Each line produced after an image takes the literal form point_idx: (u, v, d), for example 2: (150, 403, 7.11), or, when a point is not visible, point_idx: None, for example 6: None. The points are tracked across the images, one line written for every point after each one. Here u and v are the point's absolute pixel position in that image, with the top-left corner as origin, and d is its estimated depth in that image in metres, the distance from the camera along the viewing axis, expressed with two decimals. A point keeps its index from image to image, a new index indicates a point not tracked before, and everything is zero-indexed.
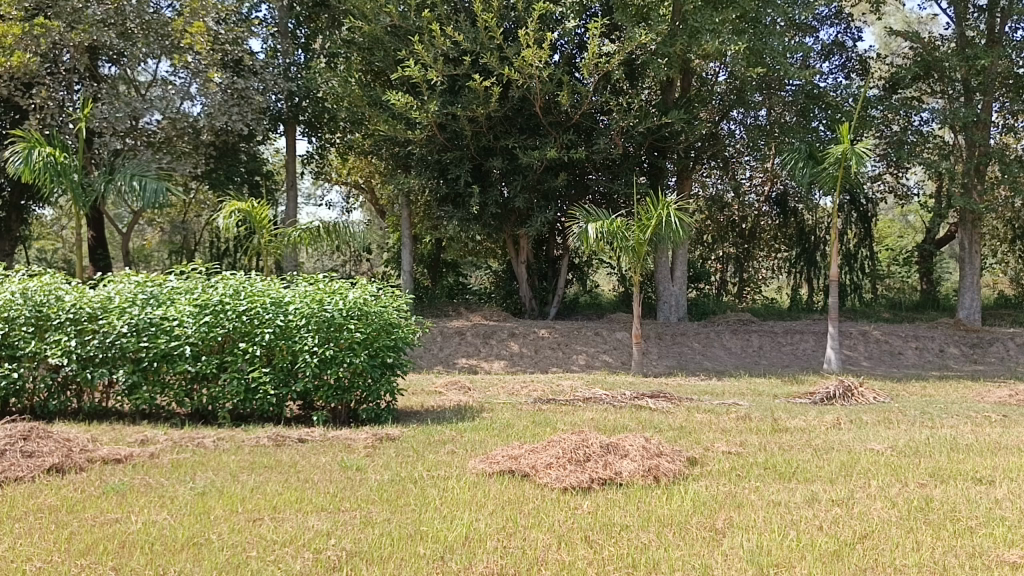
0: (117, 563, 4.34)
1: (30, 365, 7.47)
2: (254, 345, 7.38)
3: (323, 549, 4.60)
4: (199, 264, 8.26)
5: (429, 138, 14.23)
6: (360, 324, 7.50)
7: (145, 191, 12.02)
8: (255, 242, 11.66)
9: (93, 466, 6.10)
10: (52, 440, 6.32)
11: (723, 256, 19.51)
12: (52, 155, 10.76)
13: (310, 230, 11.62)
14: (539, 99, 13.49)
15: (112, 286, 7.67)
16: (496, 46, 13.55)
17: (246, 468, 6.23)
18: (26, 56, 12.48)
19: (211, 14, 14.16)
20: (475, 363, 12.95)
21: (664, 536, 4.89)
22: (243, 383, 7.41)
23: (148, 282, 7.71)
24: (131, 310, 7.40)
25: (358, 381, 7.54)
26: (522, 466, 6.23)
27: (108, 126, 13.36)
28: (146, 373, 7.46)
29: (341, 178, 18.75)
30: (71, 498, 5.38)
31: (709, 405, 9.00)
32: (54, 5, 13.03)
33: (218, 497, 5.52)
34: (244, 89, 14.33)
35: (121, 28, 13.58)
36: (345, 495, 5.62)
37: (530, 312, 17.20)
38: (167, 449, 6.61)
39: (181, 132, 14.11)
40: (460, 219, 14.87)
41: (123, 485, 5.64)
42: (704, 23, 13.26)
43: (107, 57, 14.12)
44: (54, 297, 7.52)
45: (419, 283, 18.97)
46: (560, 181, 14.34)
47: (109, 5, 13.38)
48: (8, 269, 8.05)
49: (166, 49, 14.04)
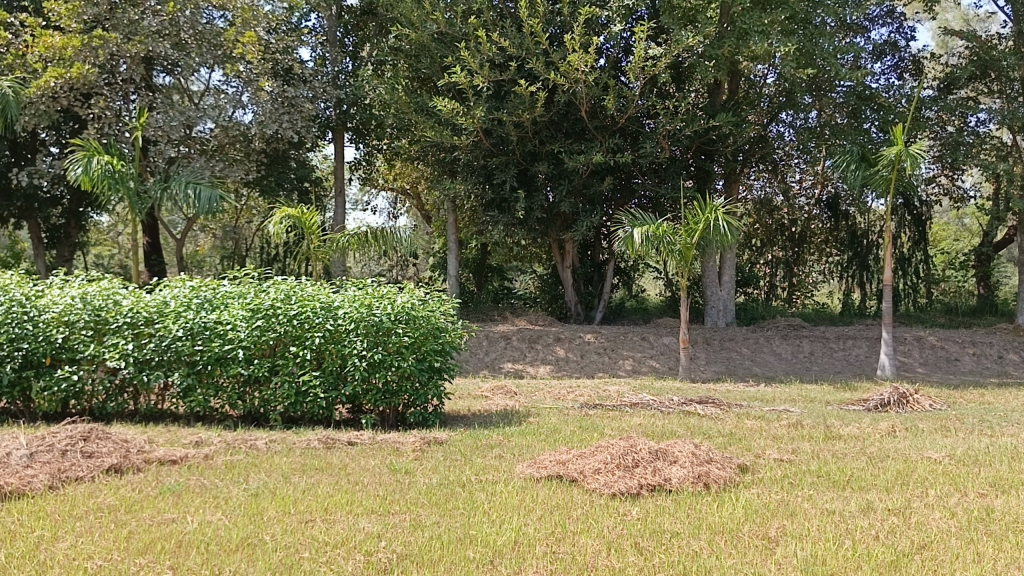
0: (174, 563, 4.43)
1: (89, 367, 7.63)
2: (304, 349, 7.48)
3: (374, 551, 4.64)
4: (251, 268, 8.39)
5: (475, 144, 14.30)
6: (408, 328, 7.59)
7: (200, 198, 12.18)
8: (305, 247, 11.81)
9: (149, 467, 6.23)
10: (110, 441, 6.50)
11: (772, 260, 19.22)
12: (110, 163, 11.02)
13: (359, 235, 11.73)
14: (585, 104, 13.46)
15: (167, 290, 7.83)
16: (542, 51, 13.57)
17: (297, 470, 6.31)
18: (85, 67, 12.76)
19: (262, 23, 14.46)
20: (521, 367, 12.96)
21: (716, 543, 4.83)
22: (293, 386, 7.52)
23: (202, 286, 7.85)
24: (186, 314, 7.57)
25: (406, 385, 7.61)
26: (570, 471, 6.21)
27: (164, 134, 13.64)
28: (201, 376, 7.60)
29: (388, 184, 18.91)
30: (129, 498, 5.50)
31: (759, 411, 8.88)
32: (112, 18, 13.33)
33: (270, 498, 5.60)
34: (294, 97, 14.56)
35: (175, 39, 13.90)
36: (395, 498, 5.66)
37: (576, 317, 17.15)
38: (221, 451, 6.73)
39: (233, 139, 14.37)
40: (506, 224, 14.92)
41: (179, 486, 5.76)
42: (752, 25, 13.13)
43: (162, 67, 14.48)
44: (112, 301, 7.67)
45: (465, 287, 18.99)
46: (605, 185, 14.28)
47: (164, 16, 13.67)
48: (68, 275, 8.25)
49: (219, 59, 14.34)
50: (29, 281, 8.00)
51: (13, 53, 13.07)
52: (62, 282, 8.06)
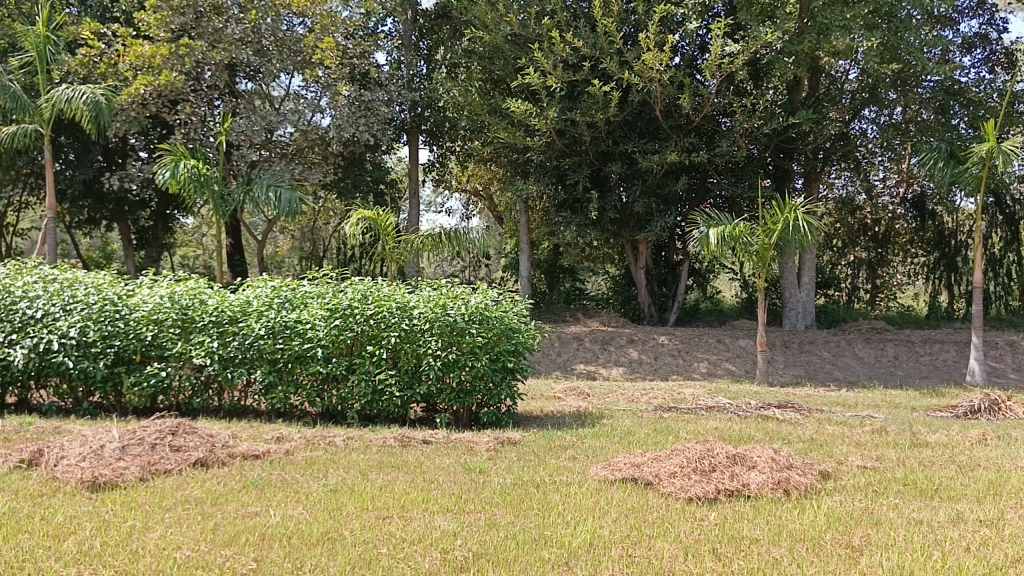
0: (259, 555, 4.55)
1: (176, 364, 7.85)
2: (381, 348, 7.62)
3: (450, 549, 4.68)
4: (329, 269, 8.56)
5: (548, 145, 14.30)
6: (482, 329, 7.65)
7: (280, 200, 12.49)
8: (381, 248, 12.00)
9: (233, 461, 6.43)
10: (197, 436, 6.72)
11: (855, 261, 18.75)
12: (195, 167, 11.43)
13: (433, 236, 11.87)
14: (659, 103, 13.33)
15: (250, 290, 8.06)
16: (615, 51, 13.49)
17: (374, 467, 6.41)
18: (173, 75, 13.24)
19: (341, 29, 14.75)
20: (594, 369, 12.89)
21: (798, 551, 4.71)
22: (370, 384, 7.65)
23: (283, 286, 8.05)
24: (268, 313, 7.77)
25: (479, 385, 7.67)
26: (645, 474, 6.15)
27: (246, 139, 14.07)
28: (281, 373, 7.79)
29: (461, 185, 19.08)
30: (215, 491, 5.68)
31: (841, 416, 8.63)
32: (198, 27, 13.85)
33: (349, 494, 5.71)
34: (370, 101, 14.86)
35: (257, 45, 14.37)
36: (470, 497, 5.70)
37: (649, 318, 17.01)
38: (301, 447, 6.89)
39: (312, 143, 14.71)
40: (578, 224, 14.88)
41: (262, 480, 5.92)
42: (834, 19, 12.79)
43: (244, 73, 14.95)
44: (199, 300, 7.92)
45: (537, 288, 19.12)
46: (680, 185, 14.11)
47: (247, 24, 14.24)
48: (156, 275, 8.56)
49: (298, 65, 14.71)
50: (120, 281, 8.34)
51: (106, 62, 13.65)
52: (151, 282, 8.37)
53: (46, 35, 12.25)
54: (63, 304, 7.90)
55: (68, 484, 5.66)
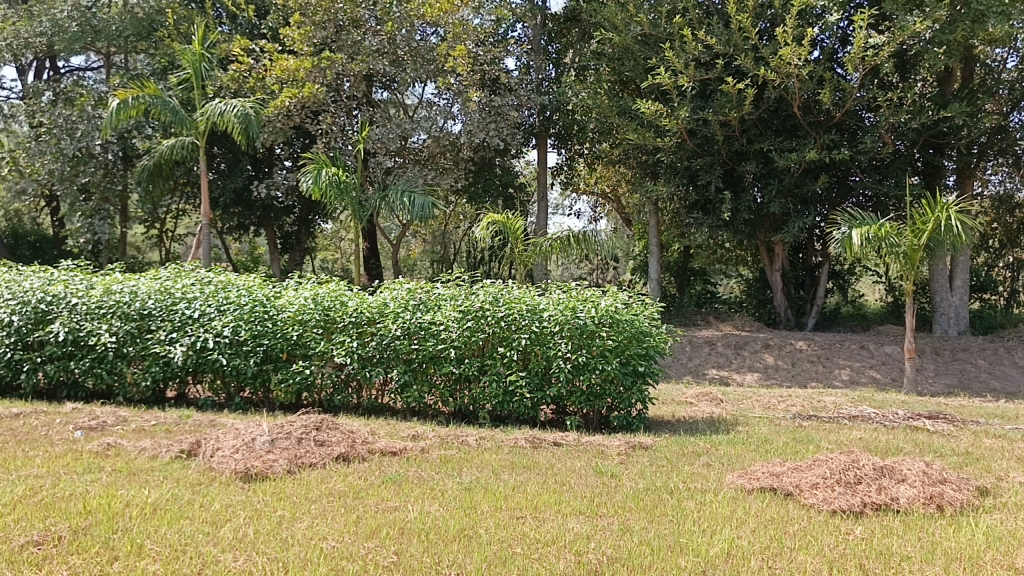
0: (399, 548, 4.70)
1: (319, 362, 8.21)
2: (511, 350, 7.70)
3: (584, 552, 4.68)
4: (461, 272, 8.71)
5: (679, 145, 14.06)
6: (612, 332, 7.61)
7: (413, 206, 12.87)
8: (510, 251, 12.14)
9: (372, 457, 6.66)
10: (339, 432, 7.02)
11: (1013, 262, 17.55)
12: (336, 174, 11.96)
13: (562, 238, 11.91)
14: (797, 99, 12.87)
15: (387, 292, 8.30)
16: (751, 47, 13.13)
17: (507, 467, 6.50)
18: (315, 87, 13.89)
19: (472, 36, 15.03)
20: (726, 374, 12.56)
21: (956, 572, 4.41)
22: (501, 386, 7.74)
23: (418, 289, 8.24)
24: (404, 314, 7.99)
25: (610, 389, 7.63)
26: (785, 484, 5.93)
27: (382, 146, 14.60)
28: (416, 373, 8.02)
29: (590, 187, 19.11)
30: (357, 485, 5.91)
31: (1001, 430, 8.05)
32: (338, 40, 14.46)
33: (483, 493, 5.81)
34: (500, 106, 15.02)
35: (393, 56, 14.74)
36: (602, 500, 5.67)
37: (785, 323, 16.44)
38: (435, 445, 7.07)
39: (444, 149, 15.07)
40: (710, 226, 14.55)
41: (400, 476, 6.10)
42: (991, 4, 11.98)
43: (380, 83, 15.47)
44: (340, 302, 8.22)
45: (666, 291, 18.84)
46: (819, 184, 13.55)
47: (383, 35, 14.63)
48: (300, 278, 8.97)
49: (431, 73, 15.13)
50: (268, 283, 8.77)
51: (254, 77, 14.47)
52: (296, 285, 8.78)
53: (201, 53, 13.04)
54: (218, 304, 8.31)
55: (224, 474, 6.03)
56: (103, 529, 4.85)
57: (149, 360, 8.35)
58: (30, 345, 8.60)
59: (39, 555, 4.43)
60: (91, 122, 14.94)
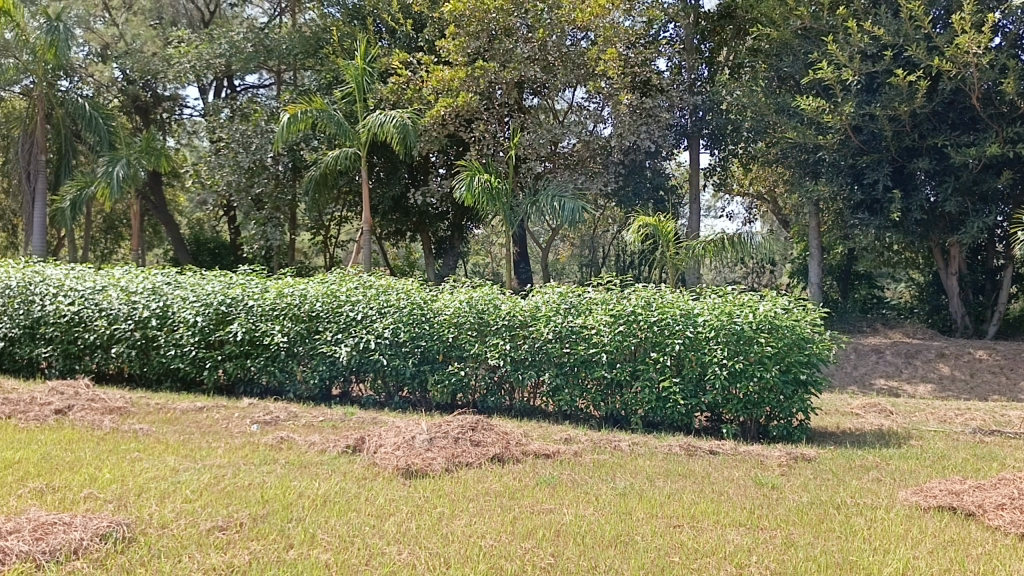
0: (556, 550, 4.73)
1: (473, 364, 8.38)
2: (664, 355, 7.60)
3: (745, 565, 4.54)
4: (613, 275, 8.63)
5: (842, 142, 13.41)
6: (771, 338, 7.36)
7: (564, 210, 12.87)
8: (662, 255, 11.84)
9: (526, 459, 6.74)
10: (493, 433, 7.13)
11: None
12: (488, 180, 12.22)
13: (716, 241, 11.59)
14: (976, 89, 11.99)
15: (538, 296, 8.33)
16: (923, 36, 12.37)
17: (662, 474, 6.40)
18: (469, 96, 14.24)
19: (623, 39, 14.87)
20: (896, 385, 11.81)
21: None
22: (654, 391, 7.64)
23: (569, 292, 8.24)
24: (556, 318, 8.01)
25: (768, 396, 7.42)
26: (965, 504, 5.51)
27: (534, 152, 14.72)
28: (568, 376, 8.05)
29: (744, 189, 18.65)
30: (512, 486, 6.00)
31: None
32: (491, 49, 14.75)
33: (637, 499, 5.75)
34: (651, 108, 14.80)
35: (544, 62, 14.88)
36: (763, 512, 5.48)
37: (963, 331, 15.31)
38: (589, 449, 7.07)
39: (594, 153, 15.05)
40: (877, 227, 13.59)
41: (554, 479, 6.14)
42: None
43: (531, 89, 15.50)
44: (492, 305, 8.32)
45: (828, 295, 17.81)
46: (1001, 181, 12.54)
47: (535, 42, 14.72)
48: (455, 281, 9.19)
49: (581, 78, 15.03)
50: (424, 287, 8.97)
51: (411, 88, 15.01)
52: (451, 288, 9.00)
53: (362, 67, 13.66)
54: (379, 307, 8.64)
55: (387, 470, 6.28)
56: (279, 518, 5.17)
57: (317, 358, 8.83)
58: (212, 344, 9.23)
59: (224, 539, 4.77)
60: (265, 136, 16.01)
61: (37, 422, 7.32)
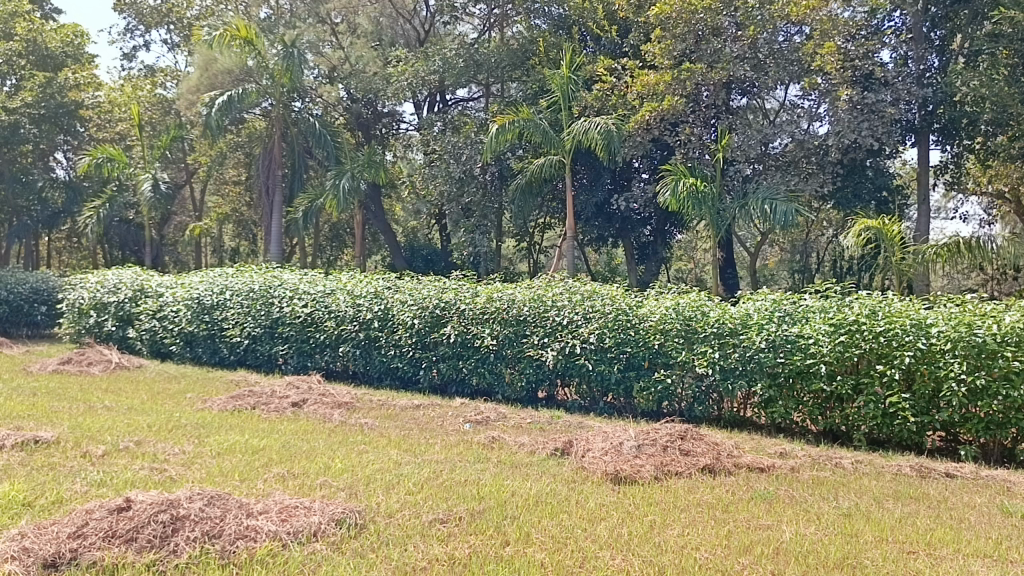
0: (775, 568, 4.53)
1: (680, 372, 8.20)
2: (892, 368, 7.04)
3: None
4: (833, 282, 8.16)
5: None
6: (1020, 352, 6.58)
7: (775, 213, 12.55)
8: (886, 260, 11.17)
9: (739, 471, 6.52)
10: (704, 443, 6.95)
11: None
12: (694, 184, 12.14)
13: (950, 245, 10.63)
14: None
15: (750, 303, 8.03)
16: None
17: (890, 496, 5.95)
18: (676, 99, 14.08)
19: (842, 31, 13.74)
20: None
21: None
22: (879, 407, 7.18)
23: (784, 300, 7.88)
24: (769, 326, 7.66)
25: (1017, 417, 6.68)
26: None
27: (743, 154, 14.28)
28: (783, 388, 7.69)
29: (981, 187, 17.04)
30: (726, 498, 5.82)
31: None
32: (699, 50, 14.46)
33: (865, 521, 5.38)
34: (873, 103, 13.23)
35: (754, 61, 14.31)
36: (1013, 545, 4.94)
37: None
38: (806, 465, 6.72)
39: (809, 153, 14.19)
40: None
41: (771, 494, 5.89)
42: None
43: (740, 89, 14.91)
44: (701, 312, 8.13)
45: None
46: None
47: (745, 41, 14.30)
48: (662, 288, 9.07)
49: (796, 75, 14.34)
50: (630, 293, 8.88)
51: (616, 94, 15.07)
52: (657, 295, 8.88)
53: (568, 75, 13.89)
54: (585, 312, 8.65)
55: (596, 474, 6.30)
56: (495, 515, 5.33)
57: (524, 361, 9.04)
58: (427, 345, 9.71)
59: (445, 532, 5.00)
60: (474, 147, 16.58)
61: (277, 413, 8.06)
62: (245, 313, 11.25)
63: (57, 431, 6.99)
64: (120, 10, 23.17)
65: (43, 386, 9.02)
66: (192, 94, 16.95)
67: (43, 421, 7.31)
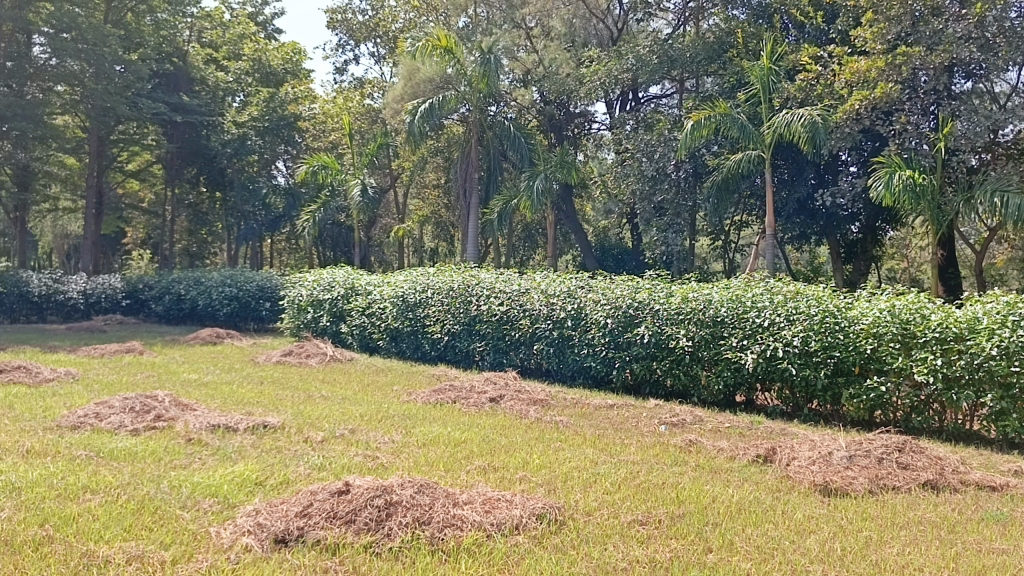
0: None
1: (896, 380, 7.62)
2: None
3: None
4: None
5: None
6: None
7: (1007, 208, 11.39)
8: None
9: (967, 489, 5.96)
10: (924, 456, 6.42)
11: None
12: (910, 177, 11.36)
13: None
14: None
15: (978, 306, 7.36)
16: None
17: None
18: (889, 86, 13.05)
19: None
20: None
21: None
22: None
23: (1019, 303, 7.13)
24: (1002, 332, 6.98)
25: None
26: None
27: (968, 142, 12.94)
28: (1016, 400, 7.02)
29: None
30: (952, 518, 5.34)
31: None
32: (916, 32, 13.41)
33: None
34: None
35: (982, 41, 12.85)
36: None
37: None
38: None
39: None
40: None
41: (1006, 516, 5.35)
42: None
43: (965, 71, 13.61)
44: (920, 315, 7.52)
45: None
46: None
47: (971, 19, 12.88)
48: (875, 289, 8.48)
49: None
50: (839, 294, 8.37)
51: (822, 84, 14.34)
52: (869, 296, 8.31)
53: (769, 66, 13.37)
54: (787, 314, 8.23)
55: (802, 484, 6.00)
56: (696, 520, 5.20)
57: (722, 363, 8.73)
58: (620, 345, 9.66)
59: (645, 533, 4.94)
60: (668, 144, 16.39)
61: (476, 407, 8.34)
62: (445, 310, 11.75)
63: (282, 417, 7.64)
64: (332, 28, 25.02)
65: (268, 375, 9.88)
66: (396, 103, 17.98)
67: (270, 408, 8.01)
